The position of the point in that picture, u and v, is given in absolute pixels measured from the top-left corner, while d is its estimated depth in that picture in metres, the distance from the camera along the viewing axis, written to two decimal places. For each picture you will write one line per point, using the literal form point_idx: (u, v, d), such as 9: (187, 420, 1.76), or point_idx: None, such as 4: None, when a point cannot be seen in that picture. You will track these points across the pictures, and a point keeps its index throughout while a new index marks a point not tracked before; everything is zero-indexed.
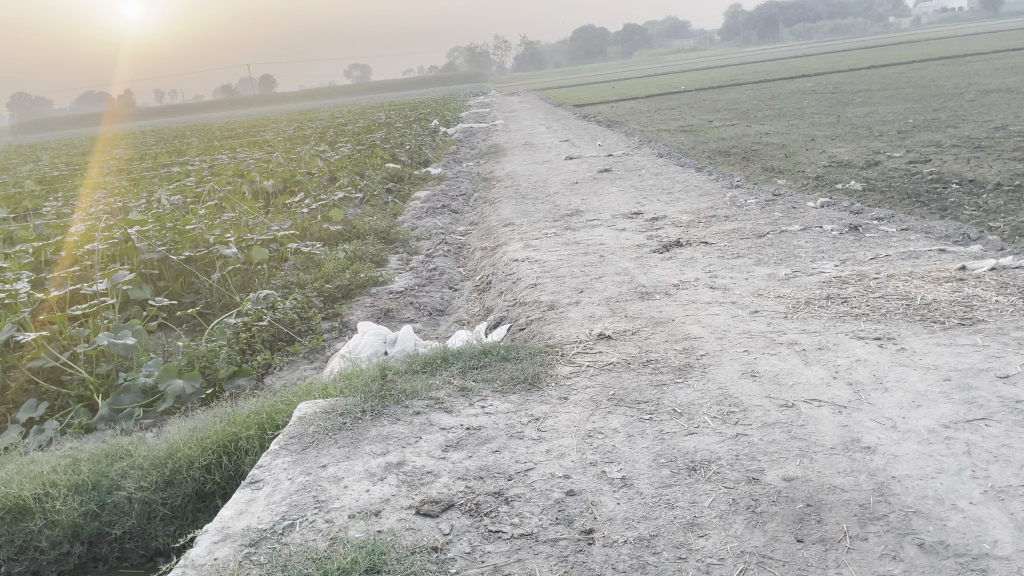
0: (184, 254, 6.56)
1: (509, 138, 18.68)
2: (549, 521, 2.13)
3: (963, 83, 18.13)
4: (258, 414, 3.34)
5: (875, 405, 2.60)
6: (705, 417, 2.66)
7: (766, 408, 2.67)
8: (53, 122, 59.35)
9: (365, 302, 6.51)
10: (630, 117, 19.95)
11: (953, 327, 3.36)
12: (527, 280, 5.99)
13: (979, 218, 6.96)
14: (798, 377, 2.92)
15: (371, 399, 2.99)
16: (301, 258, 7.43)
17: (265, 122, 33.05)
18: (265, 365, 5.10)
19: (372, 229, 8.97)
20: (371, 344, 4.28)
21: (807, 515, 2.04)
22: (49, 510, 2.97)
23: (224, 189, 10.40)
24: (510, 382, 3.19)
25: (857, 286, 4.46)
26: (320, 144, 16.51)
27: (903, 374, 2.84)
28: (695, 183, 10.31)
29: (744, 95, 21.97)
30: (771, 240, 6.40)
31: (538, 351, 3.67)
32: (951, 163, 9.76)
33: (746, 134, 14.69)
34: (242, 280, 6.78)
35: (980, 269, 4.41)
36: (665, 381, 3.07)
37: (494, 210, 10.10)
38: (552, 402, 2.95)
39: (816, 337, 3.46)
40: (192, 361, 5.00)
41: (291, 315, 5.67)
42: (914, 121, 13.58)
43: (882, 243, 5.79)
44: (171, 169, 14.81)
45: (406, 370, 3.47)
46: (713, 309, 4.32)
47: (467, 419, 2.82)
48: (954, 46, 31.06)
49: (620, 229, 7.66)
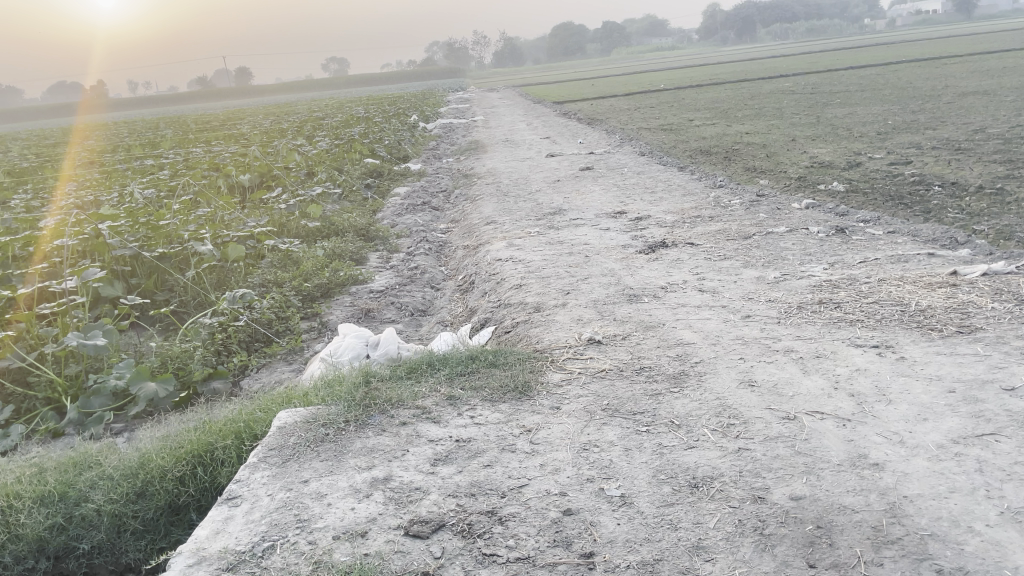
0: (158, 250, 6.37)
1: (489, 135, 18.55)
2: (546, 543, 2.02)
3: (940, 85, 18.24)
4: (235, 422, 3.18)
5: (880, 419, 2.51)
6: (704, 429, 2.56)
7: (767, 421, 2.57)
8: (22, 112, 58.23)
9: (344, 301, 6.35)
10: (610, 115, 19.89)
11: (951, 335, 3.29)
12: (511, 281, 5.87)
13: (963, 221, 6.96)
14: (798, 388, 2.82)
15: (355, 408, 2.85)
16: (279, 255, 7.26)
17: (240, 115, 32.62)
18: (242, 368, 4.95)
19: (351, 226, 8.79)
20: (353, 347, 4.15)
21: (818, 538, 1.95)
22: (13, 523, 2.79)
23: (199, 183, 10.19)
24: (499, 390, 3.07)
25: (848, 291, 4.40)
26: (297, 138, 16.24)
27: (905, 385, 2.76)
28: (679, 182, 10.25)
29: (724, 95, 21.98)
30: (757, 241, 6.33)
31: (526, 357, 3.55)
32: (932, 165, 9.78)
33: (727, 133, 14.68)
34: (218, 278, 6.61)
35: (972, 275, 4.36)
36: (660, 390, 2.96)
37: (475, 207, 9.98)
38: (544, 412, 2.84)
39: (812, 344, 3.38)
40: (166, 362, 4.82)
41: (269, 315, 5.50)
42: (894, 123, 13.64)
43: (870, 246, 5.74)
44: (145, 161, 14.52)
45: (391, 376, 3.34)
46: (704, 314, 4.23)
47: (455, 430, 2.69)
48: (928, 49, 31.38)
49: (604, 229, 7.57)
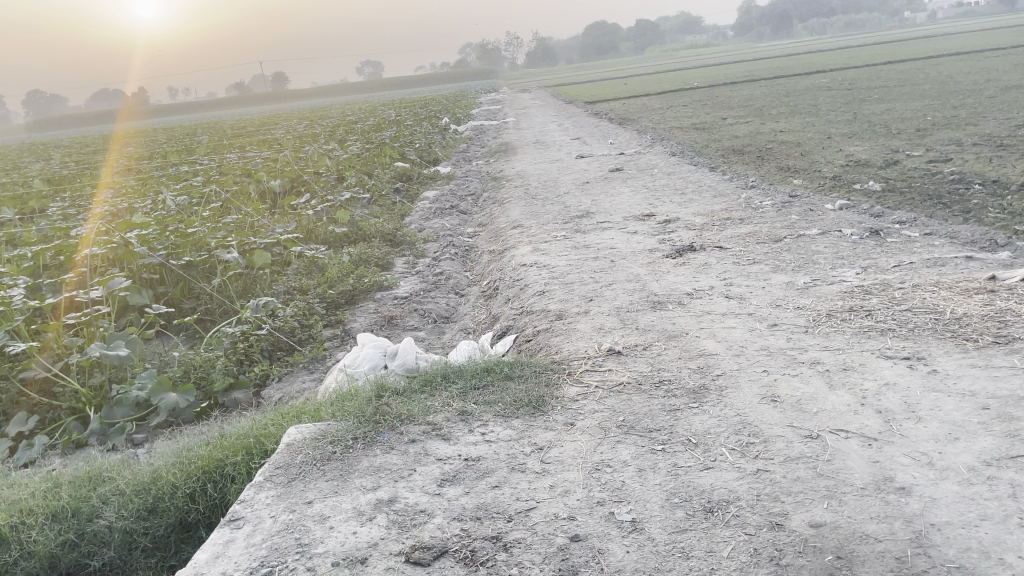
0: (185, 258, 6.41)
1: (519, 137, 18.48)
2: (550, 573, 1.94)
3: (981, 79, 17.76)
4: (246, 438, 3.15)
5: (908, 438, 2.39)
6: (722, 448, 2.46)
7: (788, 440, 2.46)
8: (67, 119, 59.72)
9: (369, 308, 6.32)
10: (642, 115, 19.70)
11: (987, 346, 3.14)
12: (534, 287, 5.79)
13: (1004, 221, 6.72)
14: (823, 404, 2.71)
15: (365, 425, 2.80)
16: (305, 262, 7.26)
17: (275, 120, 33.04)
18: (263, 377, 4.93)
19: (378, 231, 8.79)
20: (371, 358, 4.10)
21: (838, 570, 1.85)
22: (25, 540, 2.78)
23: (229, 190, 10.27)
24: (512, 405, 2.99)
25: (880, 297, 4.24)
26: (329, 142, 16.35)
27: (937, 401, 2.62)
28: (709, 183, 10.08)
29: (758, 92, 21.65)
30: (788, 244, 6.17)
31: (543, 369, 3.47)
32: (973, 163, 9.48)
33: (760, 132, 14.43)
34: (243, 286, 6.64)
35: (1012, 280, 4.18)
36: (679, 406, 2.86)
37: (503, 211, 9.92)
38: (557, 429, 2.75)
39: (840, 356, 3.25)
40: (188, 372, 4.83)
41: (292, 323, 5.49)
42: (933, 119, 13.29)
43: (905, 249, 5.56)
44: (180, 168, 14.71)
45: (405, 390, 3.29)
46: (729, 322, 4.11)
47: (465, 448, 2.62)
48: (971, 41, 30.59)
49: (632, 233, 7.46)
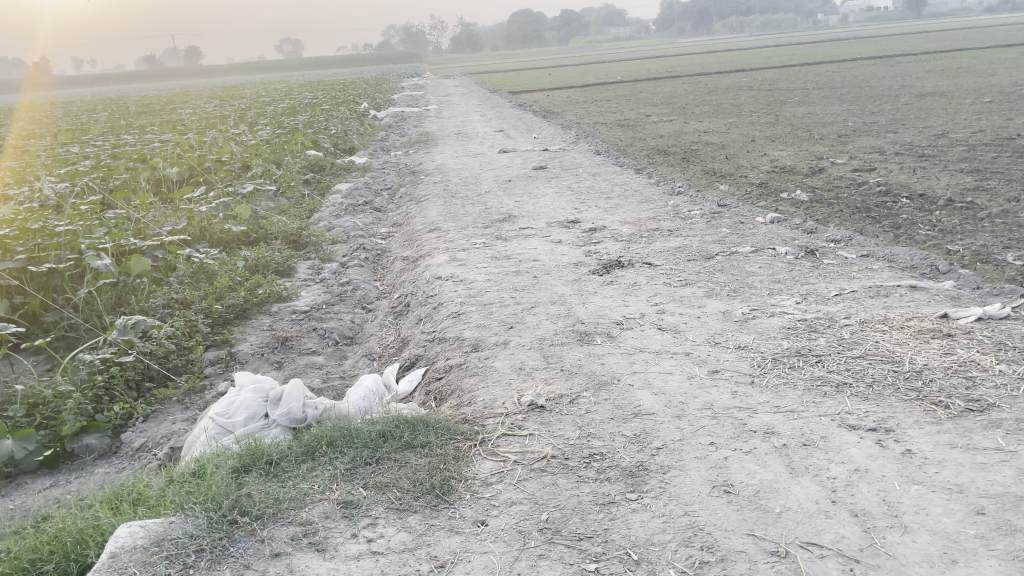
0: (48, 263, 5.54)
1: (441, 126, 17.76)
2: None
3: (897, 84, 18.01)
4: (69, 530, 2.43)
5: (897, 560, 1.95)
6: (670, 571, 1.98)
7: (750, 561, 1.99)
8: None
9: (262, 325, 5.61)
10: (566, 108, 19.25)
11: (961, 416, 2.74)
12: (448, 307, 5.20)
13: (935, 240, 6.50)
14: (788, 499, 2.25)
15: (219, 532, 2.20)
16: (193, 267, 6.43)
17: (185, 98, 31.19)
18: (126, 416, 4.20)
19: (281, 231, 8.02)
20: (247, 406, 3.45)
21: None
22: None
23: (116, 180, 9.24)
24: (409, 492, 2.42)
25: (828, 337, 3.83)
26: (238, 126, 15.26)
27: (922, 501, 2.18)
28: (636, 186, 9.68)
29: (683, 88, 21.49)
30: (721, 262, 5.78)
31: (451, 431, 2.88)
32: (896, 173, 9.35)
33: (684, 131, 14.17)
34: (116, 296, 5.76)
35: (966, 321, 3.85)
36: (615, 498, 2.34)
37: (419, 211, 9.28)
38: (464, 533, 2.21)
39: (797, 423, 2.78)
40: (35, 410, 4.08)
41: (166, 347, 4.72)
42: (854, 124, 13.29)
43: (844, 273, 5.23)
44: (69, 149, 13.43)
45: (274, 467, 2.67)
46: (665, 366, 3.63)
47: (344, 567, 2.06)
48: (883, 45, 31.39)
49: (555, 242, 6.94)
